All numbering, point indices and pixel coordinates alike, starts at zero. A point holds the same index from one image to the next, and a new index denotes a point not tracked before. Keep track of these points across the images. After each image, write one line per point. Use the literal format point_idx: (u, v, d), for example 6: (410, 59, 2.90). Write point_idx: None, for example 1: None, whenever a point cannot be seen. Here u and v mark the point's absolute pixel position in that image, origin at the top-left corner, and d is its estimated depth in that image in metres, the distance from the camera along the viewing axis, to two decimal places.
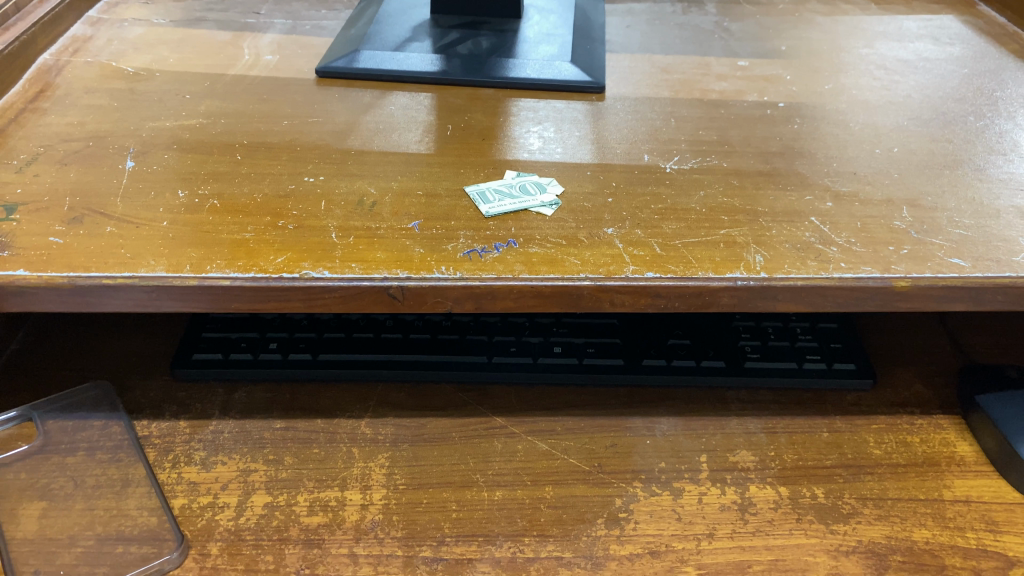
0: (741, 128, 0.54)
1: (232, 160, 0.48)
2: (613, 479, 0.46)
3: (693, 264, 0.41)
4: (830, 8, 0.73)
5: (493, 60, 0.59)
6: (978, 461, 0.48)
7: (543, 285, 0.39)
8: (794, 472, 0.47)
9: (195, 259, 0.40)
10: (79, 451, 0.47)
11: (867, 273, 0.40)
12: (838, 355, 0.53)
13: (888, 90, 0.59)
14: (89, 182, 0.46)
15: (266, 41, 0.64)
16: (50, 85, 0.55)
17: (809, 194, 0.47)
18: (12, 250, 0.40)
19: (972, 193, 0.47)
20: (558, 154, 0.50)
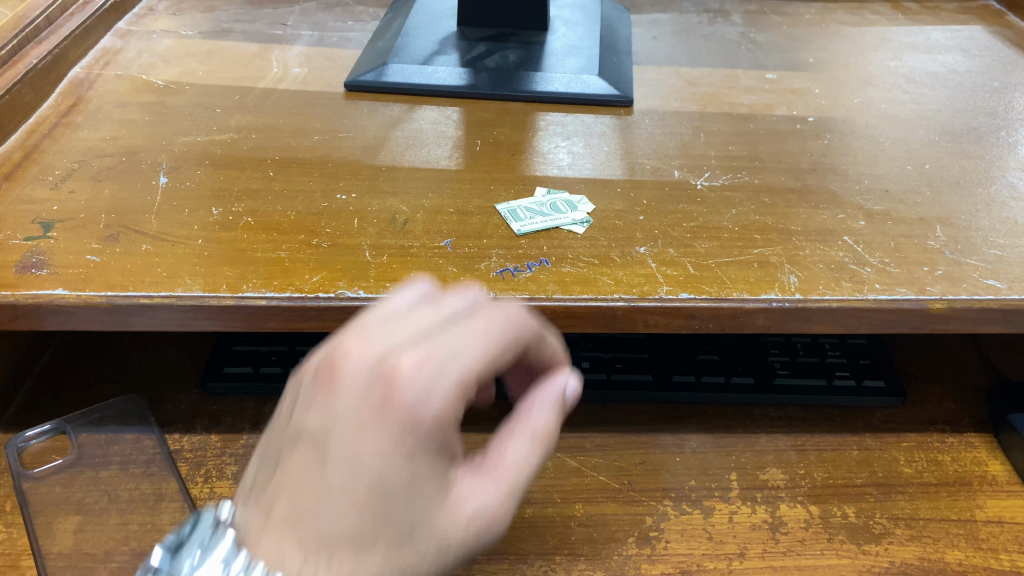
0: (771, 143, 0.54)
1: (265, 176, 0.48)
2: (643, 498, 0.46)
3: (727, 285, 0.41)
4: (857, 19, 0.73)
5: (521, 74, 0.59)
6: (1010, 481, 0.47)
7: (577, 306, 0.40)
8: (824, 490, 0.47)
9: (231, 278, 0.40)
10: (112, 465, 0.47)
11: (902, 295, 0.40)
12: (868, 371, 0.53)
13: (918, 104, 0.58)
14: (123, 198, 0.46)
15: (294, 53, 0.64)
16: (82, 99, 0.56)
17: (841, 212, 0.47)
18: (51, 269, 0.40)
19: (1006, 211, 0.47)
20: (588, 169, 0.50)
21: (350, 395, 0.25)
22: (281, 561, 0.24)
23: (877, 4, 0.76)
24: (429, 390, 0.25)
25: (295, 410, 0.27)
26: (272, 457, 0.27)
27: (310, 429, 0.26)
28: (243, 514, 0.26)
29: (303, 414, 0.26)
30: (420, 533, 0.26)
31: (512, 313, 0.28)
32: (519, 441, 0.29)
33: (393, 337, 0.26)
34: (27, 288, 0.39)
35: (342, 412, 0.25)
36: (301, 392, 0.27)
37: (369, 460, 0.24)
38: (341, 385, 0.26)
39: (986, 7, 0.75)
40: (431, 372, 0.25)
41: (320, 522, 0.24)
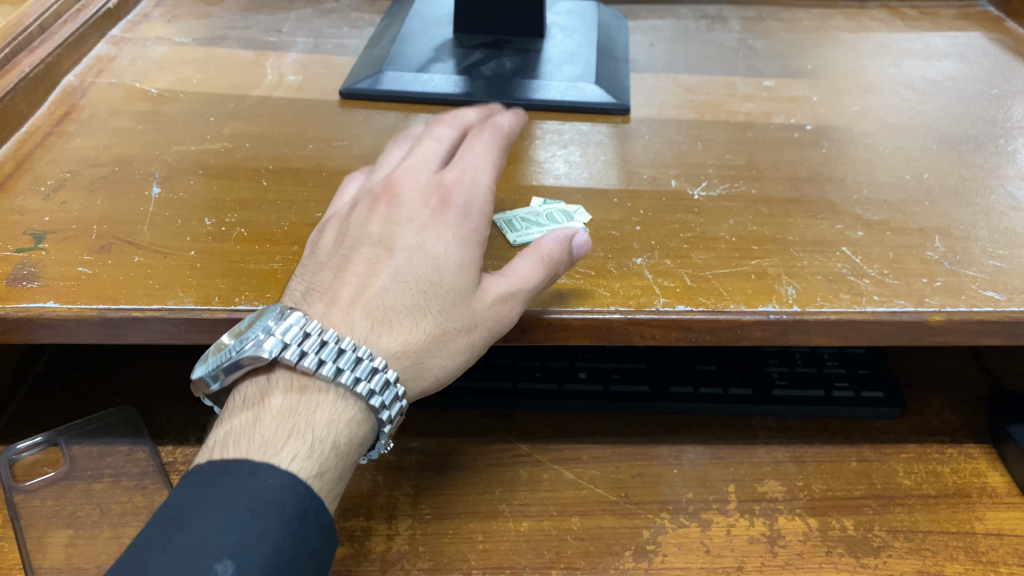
0: (769, 152, 0.53)
1: (259, 186, 0.48)
2: (640, 510, 0.46)
3: (724, 297, 0.40)
4: (855, 25, 0.73)
5: (517, 81, 0.59)
6: (1010, 493, 0.47)
7: (573, 319, 0.39)
8: (823, 502, 0.47)
9: (224, 291, 0.40)
10: (104, 477, 0.47)
11: (900, 307, 0.40)
12: (867, 382, 0.53)
13: (916, 112, 0.58)
14: (116, 209, 0.46)
15: (289, 61, 0.64)
16: (76, 108, 0.55)
17: (839, 222, 0.46)
18: (42, 281, 0.40)
19: (1005, 221, 0.46)
20: (584, 179, 0.50)
21: (409, 203, 0.39)
22: (352, 327, 0.35)
23: (876, 10, 0.76)
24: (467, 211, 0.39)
25: (356, 228, 0.39)
26: (335, 261, 0.38)
27: (375, 236, 0.39)
28: (310, 307, 0.36)
29: (367, 227, 0.39)
30: (462, 303, 0.36)
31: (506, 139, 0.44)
32: (530, 259, 0.38)
33: (428, 165, 0.42)
34: (17, 302, 0.39)
35: (404, 217, 0.39)
36: (359, 220, 0.40)
37: (425, 250, 0.37)
38: (402, 204, 0.40)
39: (984, 13, 0.75)
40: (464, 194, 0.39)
41: (385, 296, 0.36)
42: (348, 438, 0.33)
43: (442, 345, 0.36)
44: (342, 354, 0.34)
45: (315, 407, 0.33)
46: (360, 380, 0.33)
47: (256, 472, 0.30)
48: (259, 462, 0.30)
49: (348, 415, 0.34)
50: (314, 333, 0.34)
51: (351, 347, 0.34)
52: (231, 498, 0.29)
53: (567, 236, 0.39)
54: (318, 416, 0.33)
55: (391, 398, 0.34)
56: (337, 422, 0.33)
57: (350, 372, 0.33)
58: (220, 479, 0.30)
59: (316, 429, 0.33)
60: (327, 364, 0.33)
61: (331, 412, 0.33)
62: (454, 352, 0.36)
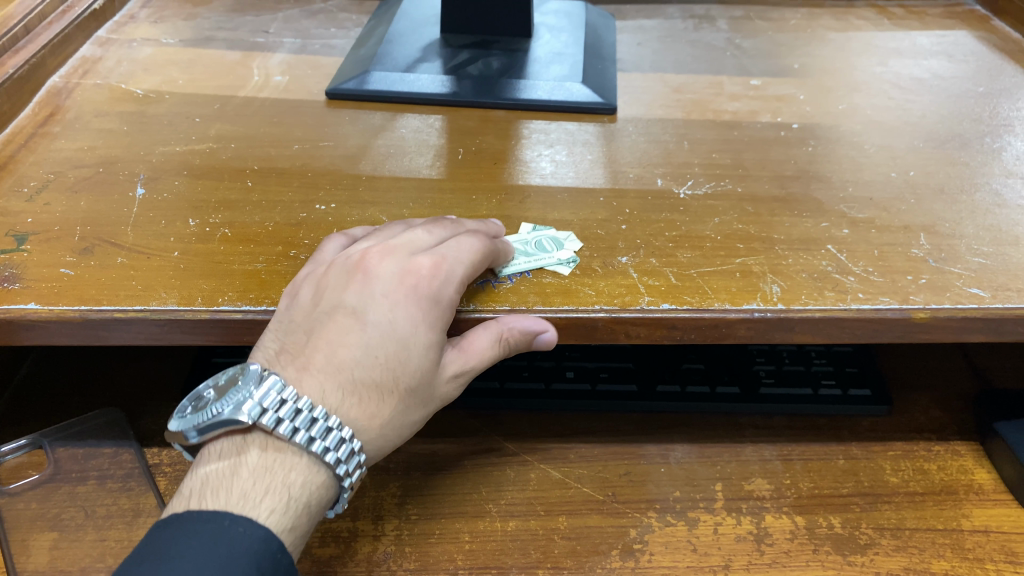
0: (755, 151, 0.53)
1: (243, 187, 0.48)
2: (628, 509, 0.46)
3: (709, 295, 0.40)
4: (843, 24, 0.73)
5: (504, 81, 0.59)
6: (996, 490, 0.47)
7: (557, 317, 0.39)
8: (810, 501, 0.47)
9: (207, 291, 0.40)
10: (89, 480, 0.47)
11: (885, 304, 0.40)
12: (854, 380, 0.53)
13: (903, 110, 0.58)
14: (100, 210, 0.45)
15: (275, 61, 0.63)
16: (60, 109, 0.55)
17: (825, 220, 0.46)
18: (23, 283, 0.40)
19: (990, 219, 0.46)
20: (570, 178, 0.50)
21: (386, 278, 0.37)
22: (323, 396, 0.35)
23: (863, 9, 0.76)
24: (444, 290, 0.37)
25: (328, 287, 0.37)
26: (306, 321, 0.37)
27: (349, 302, 0.36)
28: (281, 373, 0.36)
29: (339, 290, 0.37)
30: (428, 380, 0.36)
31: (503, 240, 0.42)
32: (493, 335, 0.37)
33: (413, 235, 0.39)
34: None
35: (379, 292, 0.36)
36: (329, 279, 0.38)
37: (396, 325, 0.35)
38: (377, 271, 0.37)
39: (972, 12, 0.75)
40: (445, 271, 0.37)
41: (354, 370, 0.35)
42: (319, 498, 0.35)
43: (402, 419, 0.36)
44: (315, 423, 0.34)
45: (290, 468, 0.34)
46: (329, 450, 0.34)
47: (237, 526, 0.31)
48: (239, 518, 0.31)
49: (320, 477, 0.34)
50: (290, 400, 0.34)
51: (322, 416, 0.34)
52: (213, 543, 0.30)
53: (538, 326, 0.38)
54: (293, 476, 0.34)
55: (355, 465, 0.35)
56: (310, 481, 0.34)
57: (321, 441, 0.34)
58: (204, 526, 0.31)
59: (291, 490, 0.33)
60: (300, 433, 0.34)
61: (305, 471, 0.34)
62: (409, 427, 0.37)
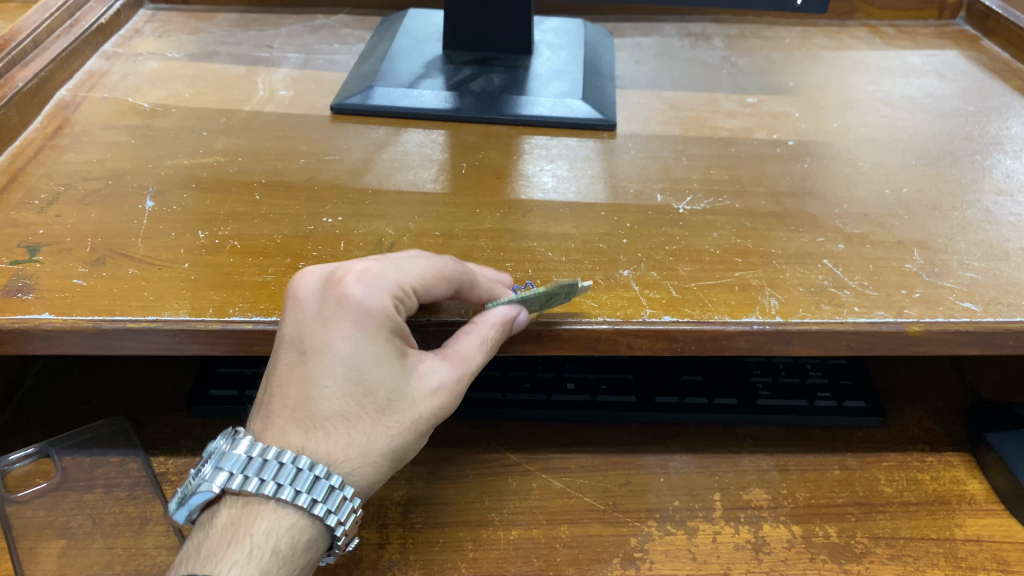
0: (752, 167, 0.54)
1: (251, 200, 0.49)
2: (628, 518, 0.47)
3: (709, 308, 0.41)
4: (836, 43, 0.74)
5: (506, 98, 0.60)
6: (988, 500, 0.48)
7: (561, 329, 0.40)
8: (806, 510, 0.48)
9: (218, 302, 0.40)
10: (96, 488, 0.47)
11: (880, 317, 0.41)
12: (849, 392, 0.54)
13: (896, 128, 0.60)
14: (110, 222, 0.46)
15: (280, 76, 0.64)
16: (68, 122, 0.56)
17: (821, 235, 0.47)
18: (37, 293, 0.40)
19: (981, 235, 0.48)
20: (572, 193, 0.51)
21: (313, 304, 0.36)
22: (288, 440, 0.34)
23: (856, 28, 0.78)
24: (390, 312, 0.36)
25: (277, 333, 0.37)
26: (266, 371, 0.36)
27: (288, 338, 0.36)
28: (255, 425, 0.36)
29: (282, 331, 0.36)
30: (410, 404, 0.35)
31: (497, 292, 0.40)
32: (477, 334, 0.37)
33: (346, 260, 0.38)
34: (12, 313, 0.39)
35: (309, 320, 0.35)
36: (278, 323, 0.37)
37: (337, 357, 0.34)
38: (307, 300, 0.36)
39: (961, 32, 0.77)
40: (387, 293, 0.36)
41: (309, 409, 0.34)
42: (304, 537, 0.34)
43: (397, 447, 0.36)
44: (317, 484, 0.34)
45: (257, 517, 0.34)
46: (317, 502, 0.34)
47: None
48: None
49: (300, 517, 0.34)
50: (272, 457, 0.34)
51: (324, 475, 0.34)
52: None
53: (516, 314, 0.38)
54: (265, 524, 0.33)
55: (352, 520, 0.35)
56: (288, 523, 0.34)
57: (307, 494, 0.34)
58: None
59: (255, 537, 0.33)
60: (303, 495, 0.33)
61: (280, 517, 0.34)
62: (408, 451, 0.37)
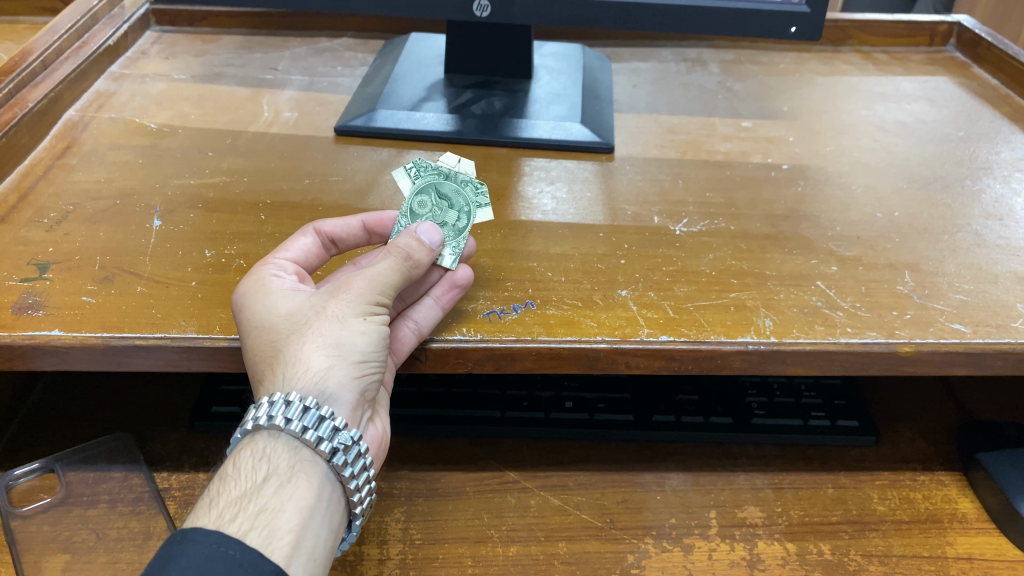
0: (747, 190, 0.56)
1: (256, 220, 0.50)
2: (625, 535, 0.47)
3: (705, 328, 0.42)
4: (829, 68, 0.76)
5: (506, 121, 0.61)
6: (980, 518, 0.49)
7: (561, 347, 0.41)
8: (801, 528, 0.48)
9: (225, 320, 0.41)
10: (101, 503, 0.48)
11: (871, 338, 0.42)
12: (843, 412, 0.55)
13: (888, 152, 0.61)
14: (118, 240, 0.47)
15: (285, 98, 0.66)
16: (77, 142, 0.57)
17: (814, 257, 0.48)
18: (47, 310, 0.41)
19: (971, 258, 0.49)
20: (571, 215, 0.52)
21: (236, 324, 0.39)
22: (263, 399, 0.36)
23: (849, 55, 0.79)
24: (279, 271, 0.40)
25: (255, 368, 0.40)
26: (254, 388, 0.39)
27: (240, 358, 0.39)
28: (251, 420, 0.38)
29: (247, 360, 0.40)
30: (313, 308, 0.37)
31: (364, 219, 0.45)
32: (385, 259, 0.38)
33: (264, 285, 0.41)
34: (22, 329, 0.40)
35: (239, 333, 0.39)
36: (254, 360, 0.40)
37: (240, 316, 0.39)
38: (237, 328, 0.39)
39: (952, 59, 0.78)
40: (267, 263, 0.40)
41: (251, 366, 0.38)
42: (294, 462, 0.34)
43: (319, 340, 0.36)
44: (322, 422, 0.35)
45: (238, 454, 0.35)
46: (324, 440, 0.35)
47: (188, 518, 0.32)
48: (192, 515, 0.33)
49: (282, 445, 0.35)
50: (278, 397, 0.35)
51: (314, 405, 0.35)
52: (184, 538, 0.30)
53: (411, 231, 0.40)
54: (248, 463, 0.34)
55: (360, 469, 0.37)
56: (270, 455, 0.34)
57: (314, 430, 0.34)
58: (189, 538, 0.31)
59: (234, 467, 0.34)
60: (310, 431, 0.34)
61: (262, 455, 0.35)
62: (341, 340, 0.36)
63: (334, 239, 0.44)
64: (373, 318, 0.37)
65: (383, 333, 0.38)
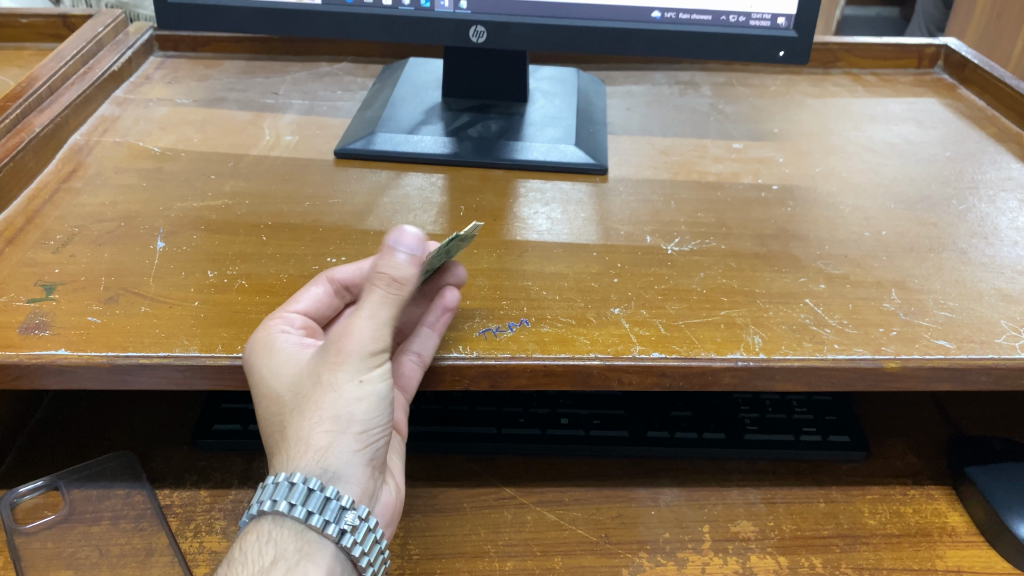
0: (737, 210, 0.57)
1: (258, 241, 0.51)
2: (620, 550, 0.48)
3: (696, 345, 0.43)
4: (819, 90, 0.78)
5: (502, 143, 0.62)
6: (969, 532, 0.50)
7: (555, 364, 0.42)
8: (793, 542, 0.49)
9: (227, 339, 0.42)
10: (104, 520, 0.48)
11: (858, 354, 0.43)
12: (834, 427, 0.55)
13: (875, 173, 0.62)
14: (123, 262, 0.48)
15: (286, 122, 0.67)
16: (82, 165, 0.58)
17: (803, 276, 0.50)
18: (53, 329, 0.42)
19: (956, 276, 0.50)
20: (565, 234, 0.53)
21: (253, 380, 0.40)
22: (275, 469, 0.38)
23: (838, 77, 0.81)
24: (287, 327, 0.41)
25: None
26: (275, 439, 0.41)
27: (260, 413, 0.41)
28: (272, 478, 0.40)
29: None
30: (312, 377, 0.37)
31: (380, 262, 0.45)
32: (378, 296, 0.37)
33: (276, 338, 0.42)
34: (30, 349, 0.41)
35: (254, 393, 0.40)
36: None
37: (251, 377, 0.39)
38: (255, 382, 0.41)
39: (939, 80, 0.80)
40: (274, 319, 0.41)
41: (264, 426, 0.39)
42: (301, 544, 0.37)
43: (318, 417, 0.36)
44: (328, 504, 0.36)
45: (245, 536, 0.37)
46: (330, 522, 0.36)
47: None
48: None
49: (287, 529, 0.37)
50: (283, 479, 0.36)
51: (317, 487, 0.36)
52: None
53: (393, 245, 0.36)
54: (257, 548, 0.36)
55: (371, 543, 0.38)
56: (277, 539, 0.37)
57: (319, 514, 0.36)
58: None
59: (241, 551, 0.37)
60: (315, 516, 0.36)
61: (269, 538, 0.37)
62: (339, 414, 0.36)
63: (348, 285, 0.45)
64: (372, 382, 0.37)
65: (382, 395, 0.37)
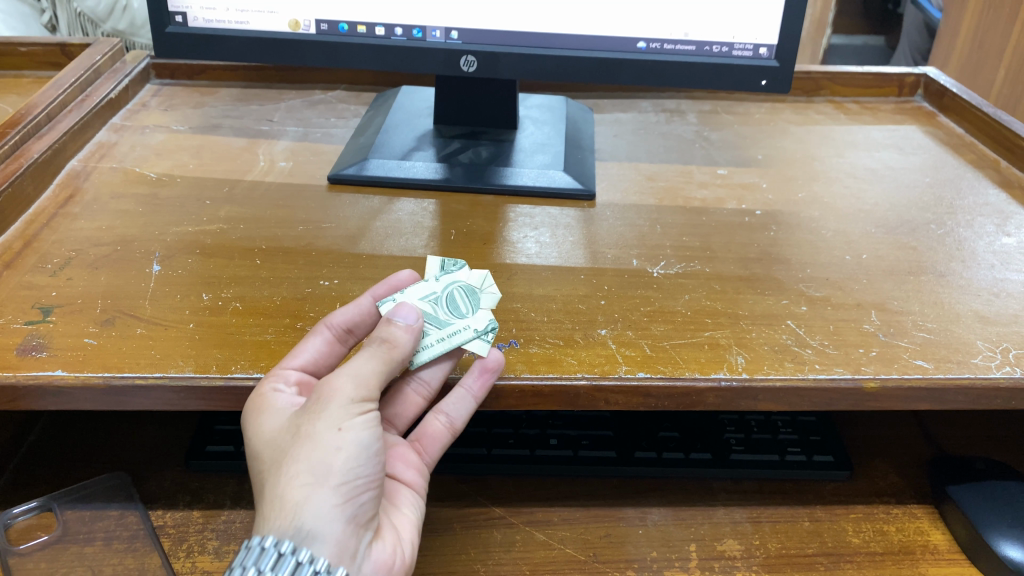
0: (722, 235, 0.58)
1: (252, 265, 0.52)
2: (608, 569, 0.49)
3: (680, 365, 0.44)
4: (802, 118, 0.79)
5: (492, 169, 0.64)
6: (951, 550, 0.50)
7: (543, 385, 0.43)
8: (778, 560, 0.50)
9: (221, 360, 0.43)
10: (96, 541, 0.49)
11: (839, 374, 0.44)
12: (818, 447, 0.56)
13: (856, 198, 0.64)
14: (119, 285, 0.49)
15: (279, 148, 0.68)
16: (79, 191, 0.59)
17: (785, 298, 0.51)
18: (50, 351, 0.43)
19: (935, 297, 0.51)
20: (554, 258, 0.55)
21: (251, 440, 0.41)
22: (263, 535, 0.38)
23: (822, 105, 0.83)
24: (280, 383, 0.41)
25: None
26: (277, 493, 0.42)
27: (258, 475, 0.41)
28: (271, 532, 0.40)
29: None
30: (291, 434, 0.38)
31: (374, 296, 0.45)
32: (363, 354, 0.40)
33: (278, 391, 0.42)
34: (28, 370, 0.42)
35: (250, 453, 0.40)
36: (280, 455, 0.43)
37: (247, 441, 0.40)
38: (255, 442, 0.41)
39: (920, 108, 0.82)
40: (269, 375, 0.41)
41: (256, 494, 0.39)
42: None
43: (294, 473, 0.37)
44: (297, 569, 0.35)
45: None
46: None
47: None
48: None
49: None
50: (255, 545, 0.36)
51: (288, 549, 0.35)
52: None
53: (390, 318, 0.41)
54: None
55: None
56: None
57: None
58: None
59: None
60: None
61: None
62: (314, 466, 0.37)
63: (348, 328, 0.44)
64: (349, 430, 0.38)
65: (361, 444, 0.38)
